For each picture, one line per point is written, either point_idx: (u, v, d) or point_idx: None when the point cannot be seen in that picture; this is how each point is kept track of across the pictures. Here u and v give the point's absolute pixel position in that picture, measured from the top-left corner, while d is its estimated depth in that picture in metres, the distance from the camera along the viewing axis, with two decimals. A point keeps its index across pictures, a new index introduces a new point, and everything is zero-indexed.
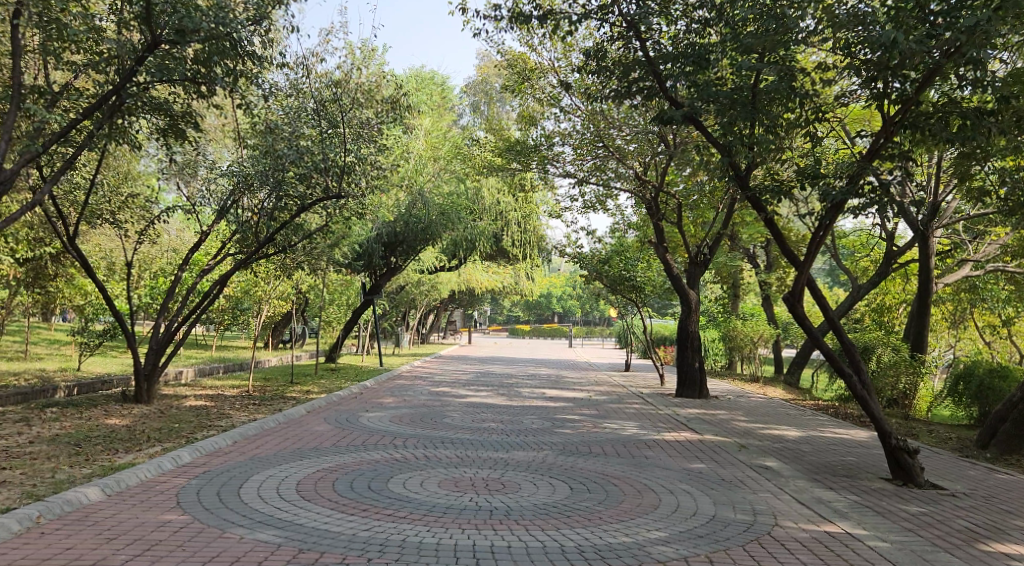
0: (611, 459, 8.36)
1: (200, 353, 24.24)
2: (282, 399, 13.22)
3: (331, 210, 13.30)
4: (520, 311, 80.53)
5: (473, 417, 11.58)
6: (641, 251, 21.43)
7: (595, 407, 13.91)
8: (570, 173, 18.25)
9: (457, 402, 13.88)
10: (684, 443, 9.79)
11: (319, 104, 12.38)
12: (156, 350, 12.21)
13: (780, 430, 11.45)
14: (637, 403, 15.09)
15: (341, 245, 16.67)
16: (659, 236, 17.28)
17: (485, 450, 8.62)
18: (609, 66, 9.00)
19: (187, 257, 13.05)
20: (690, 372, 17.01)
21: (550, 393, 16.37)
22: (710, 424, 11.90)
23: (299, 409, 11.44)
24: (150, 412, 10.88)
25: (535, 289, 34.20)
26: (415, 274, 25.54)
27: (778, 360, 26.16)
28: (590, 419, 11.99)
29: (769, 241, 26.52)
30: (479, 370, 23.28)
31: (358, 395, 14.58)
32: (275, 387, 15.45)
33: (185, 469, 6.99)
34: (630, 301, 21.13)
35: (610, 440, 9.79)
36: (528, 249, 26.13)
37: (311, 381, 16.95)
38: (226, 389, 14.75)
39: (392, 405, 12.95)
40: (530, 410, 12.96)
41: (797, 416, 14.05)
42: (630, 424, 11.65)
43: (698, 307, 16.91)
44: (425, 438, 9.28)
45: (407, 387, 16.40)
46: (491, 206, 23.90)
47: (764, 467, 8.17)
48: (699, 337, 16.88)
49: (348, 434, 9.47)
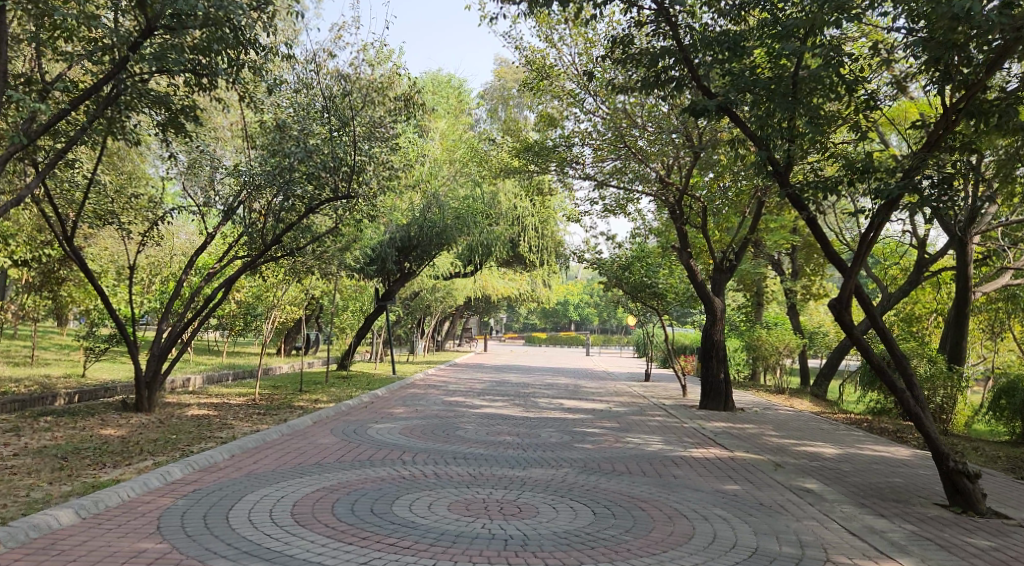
0: (637, 479, 7.70)
1: (211, 359, 23.80)
2: (289, 409, 12.66)
3: (341, 212, 12.77)
4: (536, 318, 79.87)
5: (488, 430, 10.96)
6: (663, 257, 20.73)
7: (615, 420, 13.25)
8: (590, 176, 17.64)
9: (471, 412, 13.28)
10: (714, 460, 9.12)
11: (328, 101, 11.82)
12: (158, 358, 11.68)
13: (814, 446, 10.74)
14: (660, 415, 14.41)
15: (353, 249, 16.14)
16: (683, 242, 16.61)
17: (500, 468, 7.99)
18: (634, 56, 8.39)
19: (192, 261, 12.53)
20: (715, 383, 16.32)
21: (568, 403, 15.73)
22: (739, 439, 11.21)
23: (305, 419, 10.87)
24: (149, 422, 10.35)
25: (552, 296, 33.58)
26: (430, 280, 25.01)
27: (803, 371, 25.34)
28: (611, 433, 11.34)
29: (794, 249, 25.75)
30: (494, 378, 22.67)
31: (369, 404, 14.01)
32: (282, 395, 14.91)
33: (174, 487, 6.41)
34: (651, 309, 20.44)
35: (634, 457, 9.13)
36: (545, 255, 25.54)
37: (321, 389, 16.42)
38: (232, 398, 14.23)
39: (404, 416, 12.35)
40: (548, 422, 12.33)
41: (829, 431, 13.32)
42: (654, 438, 10.99)
43: (723, 315, 16.24)
44: (437, 453, 8.67)
45: (419, 397, 15.82)
46: (508, 210, 23.34)
47: (804, 490, 7.49)
48: (725, 347, 16.18)
49: (354, 448, 8.87)
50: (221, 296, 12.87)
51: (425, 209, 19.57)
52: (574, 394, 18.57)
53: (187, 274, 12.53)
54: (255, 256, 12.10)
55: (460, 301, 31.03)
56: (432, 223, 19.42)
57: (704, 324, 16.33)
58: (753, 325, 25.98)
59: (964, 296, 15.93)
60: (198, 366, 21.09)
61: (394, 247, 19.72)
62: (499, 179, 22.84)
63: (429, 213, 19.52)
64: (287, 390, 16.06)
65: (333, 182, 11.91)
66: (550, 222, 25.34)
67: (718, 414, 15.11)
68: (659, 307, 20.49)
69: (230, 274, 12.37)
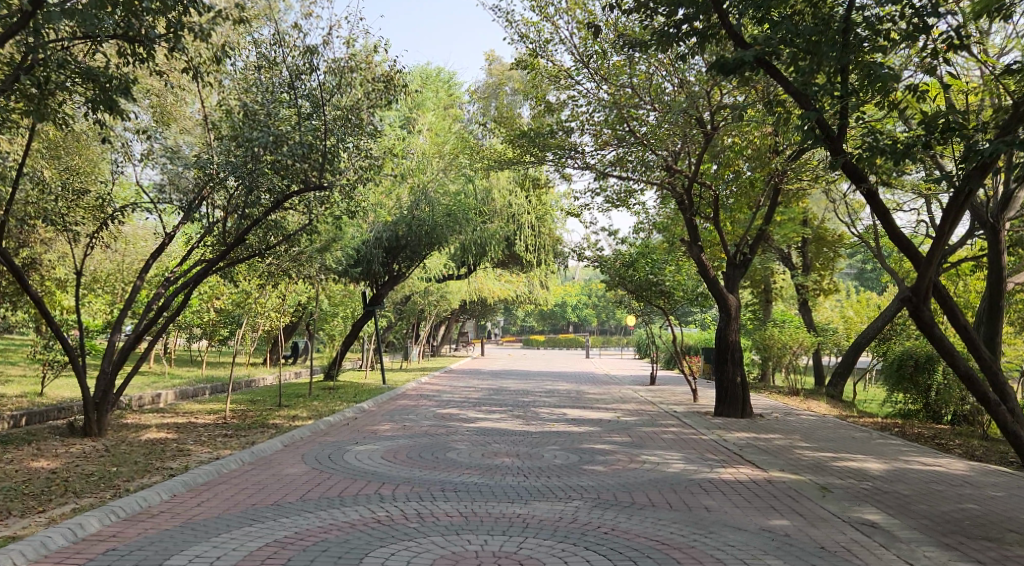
0: (664, 516, 6.34)
1: (190, 372, 22.41)
2: (261, 429, 11.29)
3: (314, 206, 11.41)
4: (534, 319, 78.62)
5: (483, 450, 9.59)
6: (669, 253, 19.39)
7: (625, 433, 11.89)
8: (590, 166, 16.35)
9: (465, 428, 11.90)
10: (749, 484, 7.76)
11: (293, 77, 10.60)
12: (109, 375, 10.30)
13: (857, 462, 9.38)
14: (674, 426, 13.07)
15: (332, 248, 14.85)
16: (694, 236, 15.34)
17: (498, 503, 6.64)
18: (647, 5, 7.12)
19: (148, 265, 11.12)
20: (731, 387, 14.98)
21: (572, 413, 14.39)
22: (770, 454, 9.87)
23: (275, 443, 9.52)
24: (92, 451, 8.97)
25: (550, 297, 32.33)
26: (421, 282, 23.70)
27: (818, 371, 24.03)
28: (622, 450, 9.99)
29: (805, 242, 24.47)
30: (491, 385, 21.33)
31: (352, 421, 12.62)
32: (257, 412, 13.52)
33: (84, 546, 5.07)
34: (657, 308, 19.10)
35: (654, 482, 7.77)
36: (543, 255, 24.25)
37: (302, 403, 15.05)
38: (201, 416, 12.83)
39: (388, 434, 10.97)
40: (552, 438, 10.97)
41: (863, 439, 11.99)
42: (673, 455, 9.65)
43: (738, 312, 14.99)
44: (424, 485, 7.30)
45: (409, 410, 14.48)
46: (502, 208, 22.04)
47: (869, 525, 6.16)
48: (741, 348, 14.91)
49: (325, 480, 7.50)
50: (183, 302, 11.49)
51: (413, 206, 18.27)
52: (578, 402, 17.21)
53: (143, 280, 11.13)
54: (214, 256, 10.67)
55: (454, 304, 29.70)
56: (421, 222, 18.11)
57: (718, 323, 15.06)
58: (763, 324, 24.68)
59: (996, 286, 14.62)
60: (175, 380, 19.73)
61: (381, 247, 18.39)
62: (492, 174, 21.53)
63: (418, 210, 18.21)
64: (265, 405, 14.68)
65: (303, 171, 10.60)
66: (548, 219, 24.01)
67: (736, 423, 13.77)
68: (666, 307, 19.17)
69: (189, 277, 10.98)
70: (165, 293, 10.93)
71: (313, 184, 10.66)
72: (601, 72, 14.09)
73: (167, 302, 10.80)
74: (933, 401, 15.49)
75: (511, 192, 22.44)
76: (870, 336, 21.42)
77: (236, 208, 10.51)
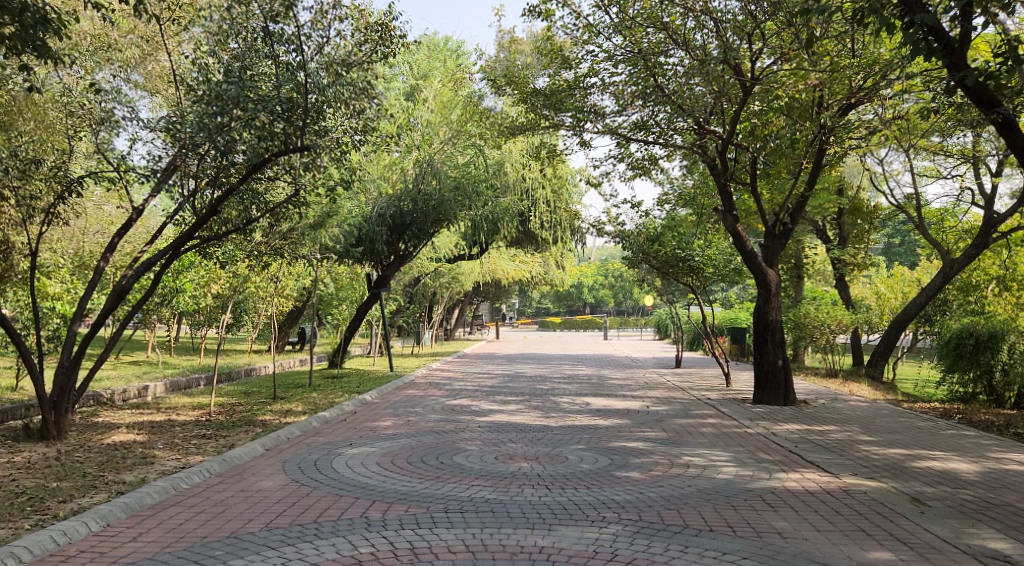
0: (729, 549, 4.91)
1: (188, 361, 21.23)
2: (246, 428, 9.94)
3: (301, 172, 9.93)
4: (550, 301, 77.37)
5: (496, 453, 8.18)
6: (697, 226, 17.95)
7: (658, 426, 10.46)
8: (612, 130, 14.84)
9: (476, 423, 10.49)
10: (823, 496, 6.31)
11: (268, 23, 9.04)
12: (67, 370, 8.96)
13: (940, 463, 7.91)
14: (712, 417, 11.63)
15: (328, 223, 13.48)
16: (729, 204, 13.83)
17: (514, 532, 5.24)
18: None
19: (114, 244, 9.69)
20: (771, 371, 13.50)
21: (597, 403, 13.00)
22: (834, 454, 8.41)
23: (254, 447, 8.16)
24: (39, 459, 7.66)
25: (567, 278, 30.92)
26: (430, 261, 22.34)
27: (856, 350, 22.47)
28: (658, 449, 8.56)
29: (838, 213, 22.87)
30: (506, 371, 20.00)
31: (350, 416, 11.26)
32: (247, 407, 12.20)
33: None
34: (685, 285, 17.62)
35: (705, 496, 6.34)
36: (560, 232, 22.84)
37: (298, 395, 13.74)
38: (183, 413, 11.50)
39: (388, 433, 9.57)
40: (576, 435, 9.55)
41: (930, 430, 10.51)
42: (720, 455, 8.22)
43: (779, 289, 13.60)
44: (421, 505, 5.90)
45: (415, 401, 13.10)
46: (516, 182, 20.61)
47: (1001, 559, 4.72)
48: (782, 327, 13.53)
49: (302, 499, 6.11)
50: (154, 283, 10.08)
51: (420, 178, 16.93)
52: (601, 389, 15.81)
53: (109, 260, 9.71)
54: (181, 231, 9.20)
55: (467, 287, 28.40)
56: (427, 196, 16.71)
57: (756, 301, 13.67)
58: (794, 302, 23.15)
59: None
60: (169, 369, 18.55)
61: (385, 224, 17.04)
62: (505, 145, 20.13)
63: (424, 183, 16.82)
64: (258, 398, 13.36)
65: (282, 127, 9.11)
66: (563, 194, 22.60)
67: (780, 411, 12.28)
68: (694, 285, 17.72)
69: (157, 255, 9.54)
70: (128, 276, 9.44)
71: (296, 144, 9.22)
72: (624, 20, 12.62)
73: (130, 283, 9.37)
74: (995, 383, 13.97)
75: (524, 165, 21.03)
76: (913, 311, 20.07)
77: (206, 176, 9.02)
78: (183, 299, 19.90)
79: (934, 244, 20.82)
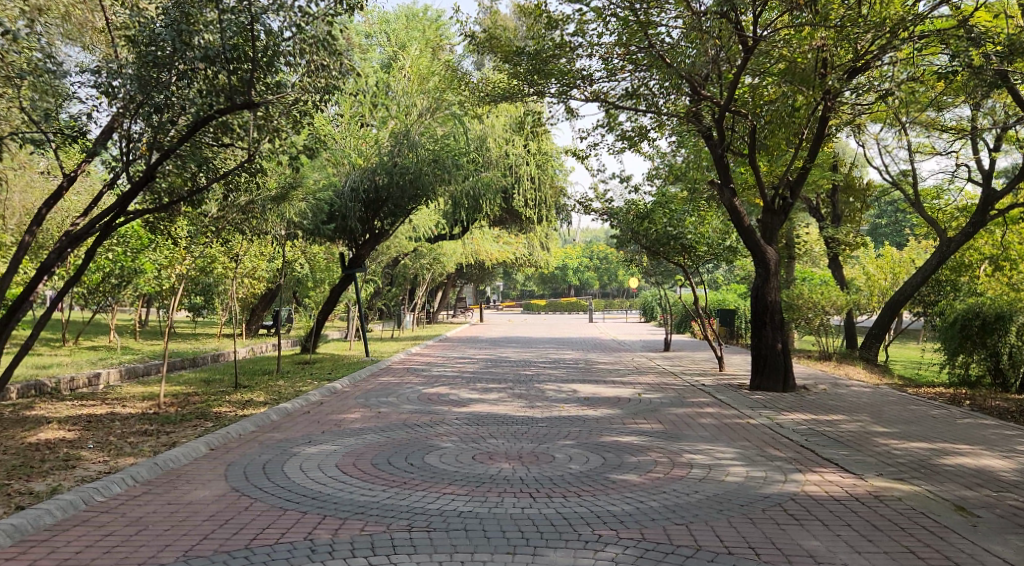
0: None
1: (153, 345, 20.13)
2: (195, 422, 8.91)
3: (251, 134, 8.86)
4: (535, 283, 76.47)
5: (473, 451, 7.21)
6: (689, 202, 17.00)
7: (652, 417, 9.55)
8: (598, 98, 13.84)
9: (453, 415, 9.53)
10: (853, 505, 5.41)
11: None
12: None
13: (971, 459, 7.04)
14: (710, 405, 10.74)
15: (294, 197, 12.42)
16: (725, 176, 12.92)
17: (492, 560, 4.28)
18: None
19: (41, 215, 8.62)
20: (770, 355, 12.62)
21: (585, 391, 12.07)
22: (851, 449, 7.52)
23: (196, 447, 7.13)
24: None
25: (552, 259, 29.96)
26: (408, 240, 21.30)
27: (849, 332, 21.66)
28: (656, 446, 7.62)
29: (832, 191, 22.01)
30: (489, 355, 19.07)
31: (315, 406, 10.26)
32: (202, 397, 11.15)
33: None
34: (676, 265, 16.72)
35: (716, 506, 5.41)
36: (544, 211, 21.85)
37: (263, 383, 12.73)
38: (129, 405, 10.43)
39: (355, 427, 8.57)
40: (563, 429, 8.61)
41: (946, 419, 9.65)
42: (725, 452, 7.31)
43: (777, 267, 12.73)
44: (381, 523, 4.92)
45: (389, 390, 12.12)
46: (500, 159, 19.57)
47: None
48: (781, 309, 12.68)
49: (237, 514, 5.12)
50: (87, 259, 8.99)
51: (394, 151, 15.84)
52: (589, 374, 14.90)
53: (35, 233, 8.64)
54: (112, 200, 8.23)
55: (449, 268, 27.39)
56: (402, 169, 15.63)
57: (754, 281, 12.79)
58: (787, 282, 22.34)
59: None
60: (128, 355, 17.45)
61: (359, 200, 15.94)
62: (487, 118, 19.11)
63: (399, 156, 15.74)
64: (219, 387, 12.33)
65: (227, 79, 8.15)
66: (548, 170, 21.59)
67: (781, 399, 11.40)
68: (685, 264, 16.82)
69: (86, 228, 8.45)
70: (52, 252, 8.36)
71: (242, 101, 8.23)
72: None
73: (53, 260, 8.28)
74: (1001, 366, 13.16)
75: (507, 140, 19.99)
76: (909, 292, 19.30)
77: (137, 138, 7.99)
78: (146, 281, 18.79)
79: (931, 222, 20.02)
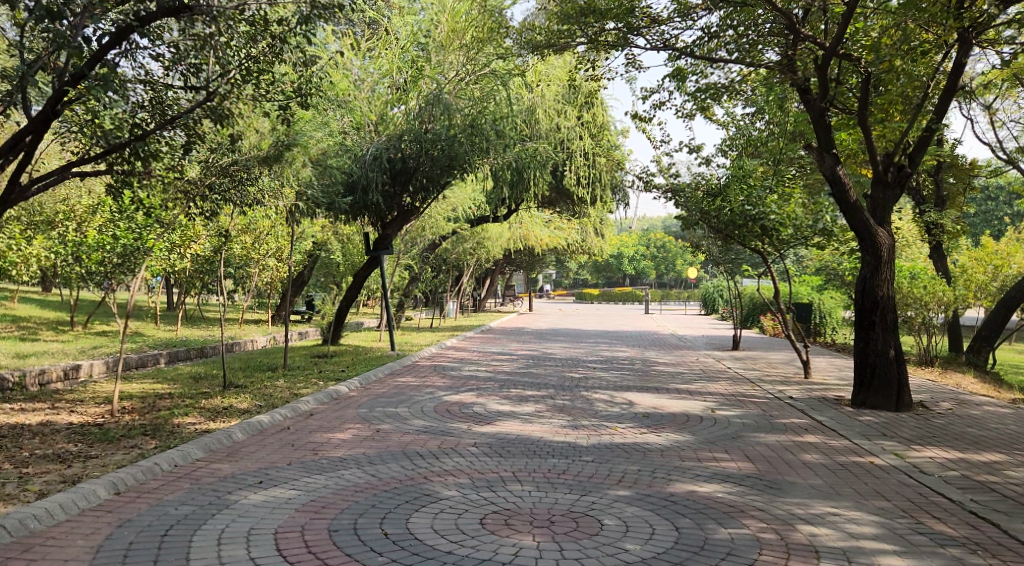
0: None
1: (166, 332, 18.35)
2: (132, 442, 6.75)
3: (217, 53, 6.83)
4: (588, 272, 73.85)
5: (486, 510, 4.96)
6: (771, 177, 14.35)
7: (740, 451, 7.10)
8: (668, 44, 11.29)
9: (471, 439, 7.25)
10: None
11: None
12: None
13: None
14: (812, 432, 8.23)
15: (297, 159, 10.27)
16: (827, 138, 10.38)
17: None
18: None
19: None
20: (881, 364, 10.04)
21: (645, 404, 9.64)
22: None
23: (95, 492, 4.97)
24: None
25: (606, 246, 27.45)
26: (446, 222, 19.07)
27: (954, 333, 18.70)
28: (752, 506, 5.23)
29: (933, 170, 19.03)
30: (531, 352, 16.75)
31: (301, 420, 8.06)
32: (171, 402, 9.05)
33: None
34: (754, 250, 14.15)
35: None
36: (599, 191, 19.40)
37: (257, 384, 10.62)
38: (74, 412, 8.34)
39: (337, 459, 6.33)
40: (617, 468, 6.26)
41: None
42: (861, 524, 4.89)
43: (892, 254, 10.13)
44: None
45: (403, 396, 9.89)
46: (549, 132, 17.21)
47: None
48: (894, 307, 10.11)
49: None
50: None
51: (424, 114, 13.66)
52: (649, 380, 12.41)
53: None
54: (13, 149, 6.33)
55: (494, 253, 25.18)
56: (434, 136, 13.44)
57: (862, 271, 10.25)
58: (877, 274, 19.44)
59: None
60: (126, 343, 15.58)
61: (382, 170, 13.75)
62: (536, 84, 16.76)
63: (432, 121, 13.59)
64: (202, 388, 10.29)
65: None
66: (603, 145, 19.15)
67: (901, 423, 8.83)
68: (765, 250, 14.24)
69: None
70: None
71: None
72: None
73: None
74: None
75: (558, 111, 17.61)
76: None
77: (32, 64, 6.00)
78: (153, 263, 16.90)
79: None
